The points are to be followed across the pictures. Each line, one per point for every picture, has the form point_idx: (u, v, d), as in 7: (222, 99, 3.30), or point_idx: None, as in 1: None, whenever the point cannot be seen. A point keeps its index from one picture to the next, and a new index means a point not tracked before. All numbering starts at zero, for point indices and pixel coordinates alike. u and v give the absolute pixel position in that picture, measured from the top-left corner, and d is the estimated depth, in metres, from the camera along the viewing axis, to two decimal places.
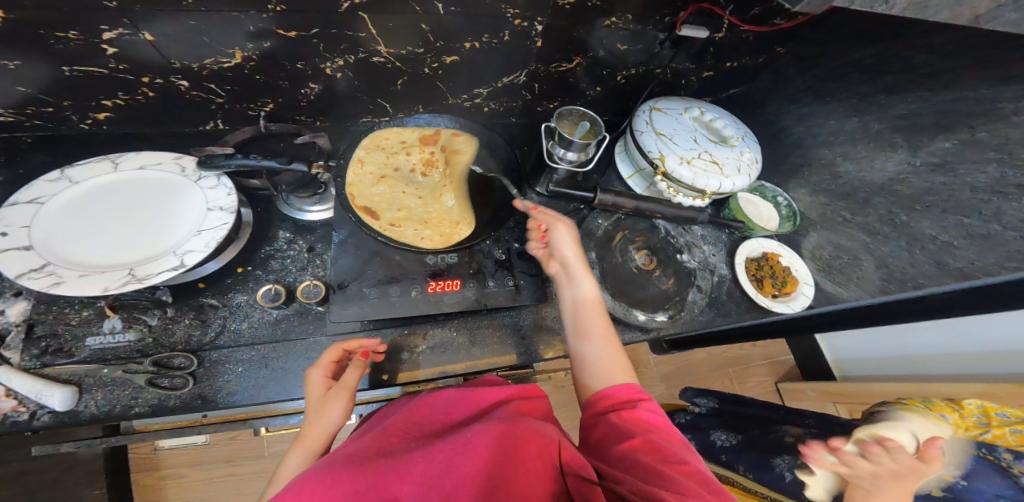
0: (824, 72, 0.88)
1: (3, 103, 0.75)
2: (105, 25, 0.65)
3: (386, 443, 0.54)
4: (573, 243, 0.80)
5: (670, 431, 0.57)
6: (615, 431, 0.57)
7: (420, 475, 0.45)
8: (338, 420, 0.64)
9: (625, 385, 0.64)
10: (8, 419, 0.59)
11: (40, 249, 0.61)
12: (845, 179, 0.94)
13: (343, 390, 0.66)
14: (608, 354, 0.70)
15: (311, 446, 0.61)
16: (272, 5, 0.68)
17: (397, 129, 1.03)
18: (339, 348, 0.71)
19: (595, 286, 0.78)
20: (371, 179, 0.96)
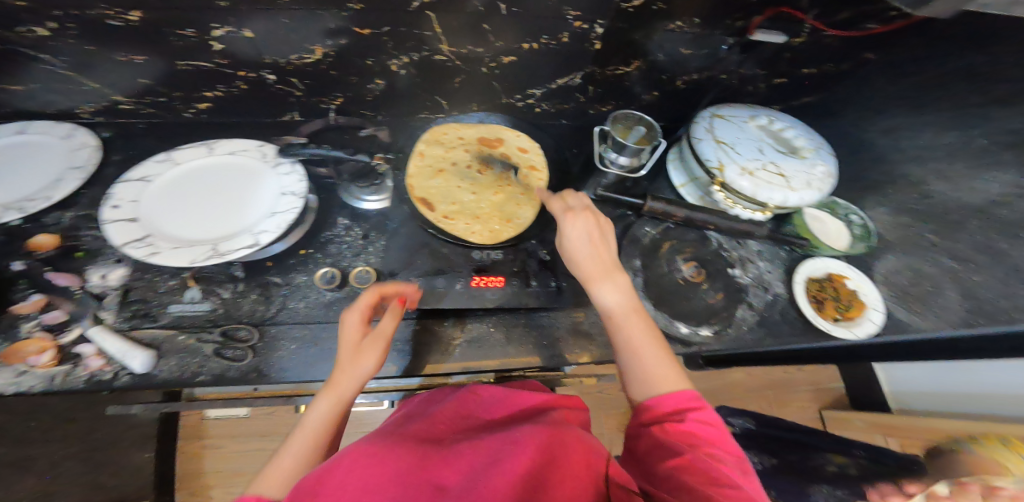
0: (920, 82, 0.83)
1: (124, 91, 0.85)
2: (215, 23, 0.72)
3: (432, 431, 0.56)
4: (594, 238, 0.70)
5: (720, 445, 0.54)
6: (661, 444, 0.55)
7: (468, 468, 0.47)
8: (368, 369, 0.64)
9: (672, 394, 0.60)
10: (94, 377, 0.66)
11: (144, 221, 0.69)
12: (935, 199, 0.88)
13: (380, 340, 0.66)
14: (654, 359, 0.65)
15: (341, 393, 0.63)
16: (351, 4, 0.72)
17: (456, 124, 1.03)
18: (375, 292, 0.68)
19: (624, 289, 0.68)
20: (428, 172, 0.95)
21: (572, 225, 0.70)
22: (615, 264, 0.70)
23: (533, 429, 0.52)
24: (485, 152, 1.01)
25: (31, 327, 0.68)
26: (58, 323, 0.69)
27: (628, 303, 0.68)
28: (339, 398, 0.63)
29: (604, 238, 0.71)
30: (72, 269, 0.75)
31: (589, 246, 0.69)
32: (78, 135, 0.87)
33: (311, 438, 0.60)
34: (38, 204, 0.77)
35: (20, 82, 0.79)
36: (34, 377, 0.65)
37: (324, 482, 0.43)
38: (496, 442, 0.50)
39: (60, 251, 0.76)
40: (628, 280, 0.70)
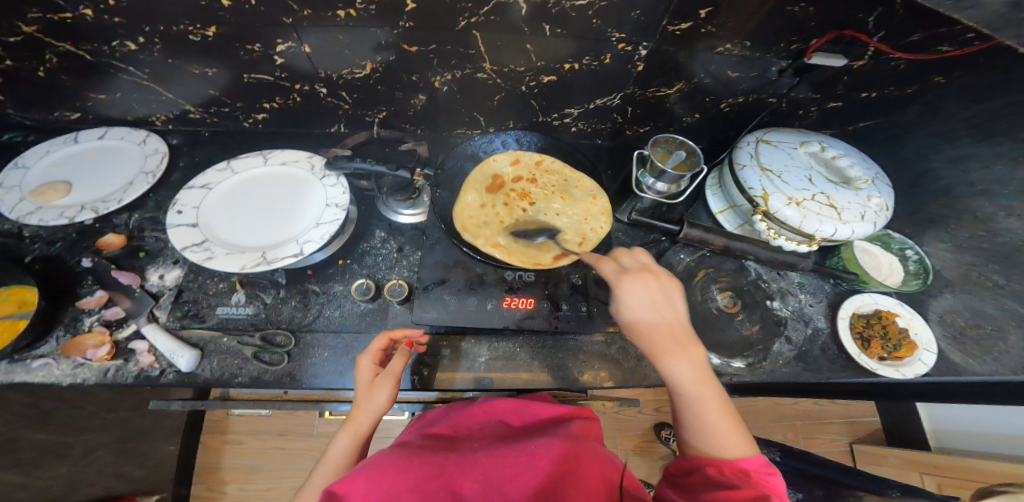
0: (994, 110, 0.77)
1: (194, 102, 0.91)
2: (280, 38, 0.76)
3: (448, 442, 0.56)
4: (658, 303, 0.61)
5: (781, 498, 0.49)
6: (717, 483, 0.50)
7: (482, 475, 0.46)
8: (382, 405, 0.65)
9: (742, 458, 0.52)
10: (144, 373, 0.70)
11: (203, 227, 0.73)
12: (1004, 238, 0.83)
13: (390, 378, 0.67)
14: (714, 423, 0.55)
15: (358, 429, 0.64)
16: (402, 22, 0.75)
17: (461, 191, 0.93)
18: (385, 337, 0.71)
19: (698, 357, 0.58)
20: (514, 237, 0.88)
21: (630, 289, 0.62)
22: (682, 330, 0.60)
23: (548, 439, 0.50)
24: (505, 191, 0.97)
25: (93, 321, 0.74)
26: (116, 319, 0.74)
27: (695, 367, 0.58)
28: (357, 434, 0.64)
29: (670, 301, 0.62)
30: (133, 268, 0.80)
31: (654, 311, 0.61)
32: (151, 141, 0.93)
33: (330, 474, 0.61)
34: (109, 206, 0.82)
35: (104, 91, 0.86)
36: (91, 369, 0.70)
37: (350, 491, 0.45)
38: (509, 451, 0.49)
39: (125, 250, 0.81)
40: (699, 348, 0.59)
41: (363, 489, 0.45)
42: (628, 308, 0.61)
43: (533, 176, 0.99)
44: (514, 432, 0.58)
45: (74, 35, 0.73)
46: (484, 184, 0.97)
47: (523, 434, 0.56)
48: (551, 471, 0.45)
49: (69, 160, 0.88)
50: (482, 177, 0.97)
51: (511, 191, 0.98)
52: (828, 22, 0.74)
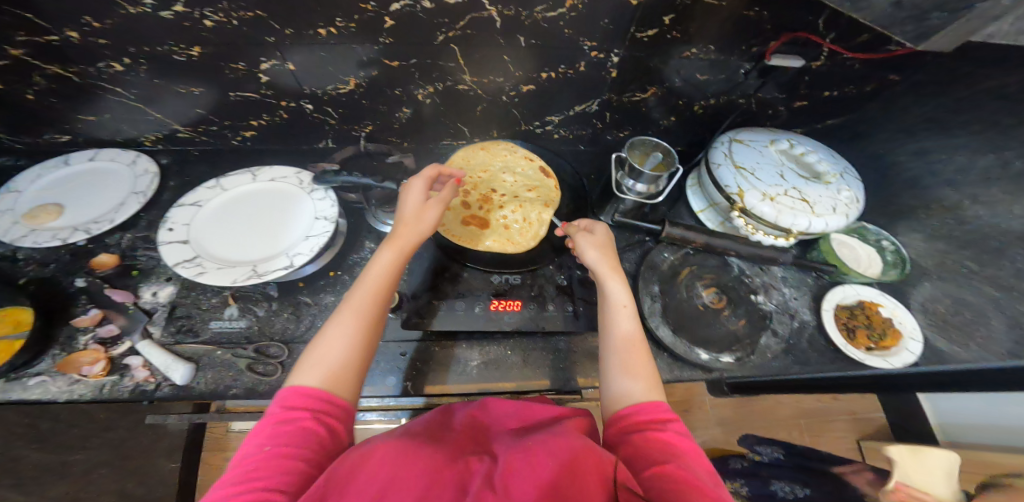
0: (950, 102, 0.81)
1: (182, 121, 0.93)
2: (264, 57, 0.79)
3: (456, 440, 0.54)
4: (604, 252, 0.76)
5: (697, 460, 0.52)
6: (637, 450, 0.53)
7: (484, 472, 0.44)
8: (425, 228, 0.74)
9: (651, 403, 0.59)
10: (139, 387, 0.71)
11: (193, 244, 0.75)
12: (973, 224, 0.85)
13: (439, 204, 0.77)
14: (637, 371, 0.64)
15: (402, 246, 0.71)
16: (382, 38, 0.78)
17: (488, 248, 0.88)
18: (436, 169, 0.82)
19: (625, 290, 0.73)
20: (538, 206, 0.94)
21: (587, 246, 0.77)
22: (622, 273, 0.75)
23: (550, 436, 0.48)
24: (478, 222, 0.93)
25: (88, 339, 0.75)
26: (111, 336, 0.75)
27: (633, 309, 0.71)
28: (399, 253, 0.71)
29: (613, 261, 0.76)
30: (127, 286, 0.81)
31: (602, 258, 0.75)
32: (142, 162, 0.95)
33: (368, 301, 0.65)
34: (101, 226, 0.84)
35: (93, 112, 0.88)
36: (86, 385, 0.71)
37: (356, 472, 0.42)
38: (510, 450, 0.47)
39: (117, 269, 0.82)
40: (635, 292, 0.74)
41: (371, 469, 0.43)
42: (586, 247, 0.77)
43: (465, 195, 0.96)
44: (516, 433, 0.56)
45: (61, 57, 0.76)
46: (475, 242, 0.88)
47: (524, 433, 0.55)
48: (554, 469, 0.41)
49: (60, 183, 0.89)
50: (464, 239, 0.88)
51: (474, 218, 0.93)
52: (785, 24, 0.78)
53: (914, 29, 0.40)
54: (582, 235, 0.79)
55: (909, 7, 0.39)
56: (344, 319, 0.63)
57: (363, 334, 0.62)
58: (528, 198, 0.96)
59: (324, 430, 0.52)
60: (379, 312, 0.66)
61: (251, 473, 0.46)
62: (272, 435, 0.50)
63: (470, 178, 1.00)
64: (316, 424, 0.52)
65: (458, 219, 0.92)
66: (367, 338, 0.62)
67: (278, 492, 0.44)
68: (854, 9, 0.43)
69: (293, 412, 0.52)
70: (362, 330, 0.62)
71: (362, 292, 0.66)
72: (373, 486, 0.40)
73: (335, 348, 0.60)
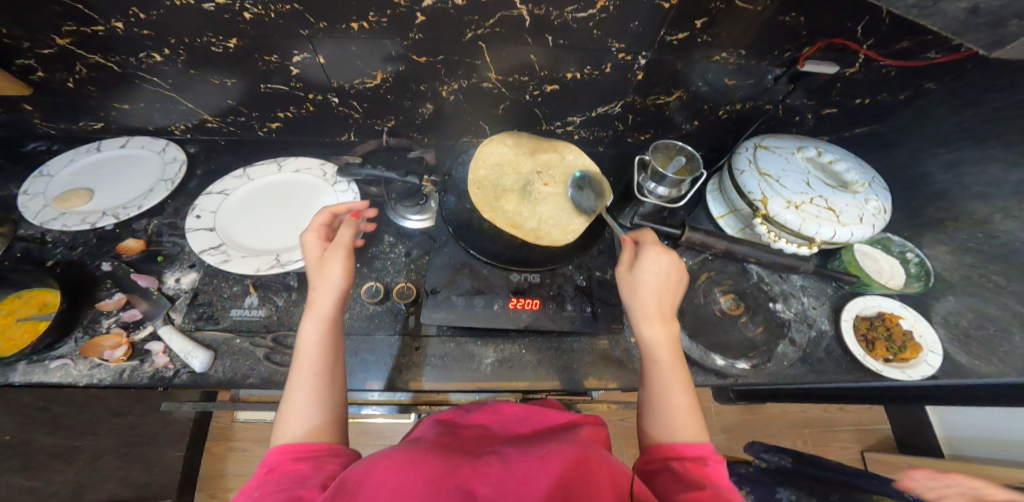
0: (986, 113, 0.80)
1: (212, 111, 0.94)
2: (296, 49, 0.80)
3: (463, 443, 0.50)
4: (665, 284, 0.69)
5: (735, 494, 0.49)
6: (687, 482, 0.50)
7: (494, 475, 0.41)
8: (338, 279, 0.65)
9: (696, 443, 0.56)
10: (158, 373, 0.72)
11: (219, 231, 0.76)
12: (1002, 239, 0.83)
13: (339, 250, 0.67)
14: (681, 412, 0.60)
15: (319, 310, 0.64)
16: (412, 34, 0.78)
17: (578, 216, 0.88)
18: (327, 213, 0.72)
19: (668, 335, 0.66)
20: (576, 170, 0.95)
21: (656, 260, 0.69)
22: (670, 310, 0.68)
23: (561, 444, 0.46)
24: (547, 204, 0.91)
25: (111, 322, 0.76)
26: (134, 320, 0.76)
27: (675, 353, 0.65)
28: (323, 317, 0.64)
29: (676, 286, 0.70)
30: (152, 271, 0.82)
31: (659, 291, 0.68)
32: (170, 150, 0.96)
33: (313, 369, 0.61)
34: (130, 212, 0.86)
35: (127, 101, 0.90)
36: (107, 369, 0.72)
37: (364, 480, 0.39)
38: (522, 455, 0.44)
39: (143, 255, 0.84)
40: (678, 330, 0.67)
41: (380, 476, 0.39)
42: (645, 267, 0.69)
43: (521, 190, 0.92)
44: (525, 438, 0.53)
45: (102, 46, 0.77)
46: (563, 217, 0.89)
47: (533, 439, 0.52)
48: (564, 474, 0.40)
49: (90, 168, 0.91)
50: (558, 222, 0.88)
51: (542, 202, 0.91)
52: (819, 30, 0.77)
53: (987, 36, 0.38)
54: (653, 255, 0.70)
55: (985, 13, 0.36)
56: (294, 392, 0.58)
57: (322, 387, 0.59)
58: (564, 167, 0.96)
59: (310, 467, 0.49)
60: (331, 374, 0.61)
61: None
62: (260, 483, 0.47)
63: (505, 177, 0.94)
64: (298, 467, 0.49)
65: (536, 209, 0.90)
66: (326, 401, 0.59)
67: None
68: (923, 15, 0.39)
69: (275, 466, 0.49)
70: (318, 392, 0.59)
71: (304, 363, 0.61)
72: (380, 496, 0.37)
73: (297, 421, 0.56)
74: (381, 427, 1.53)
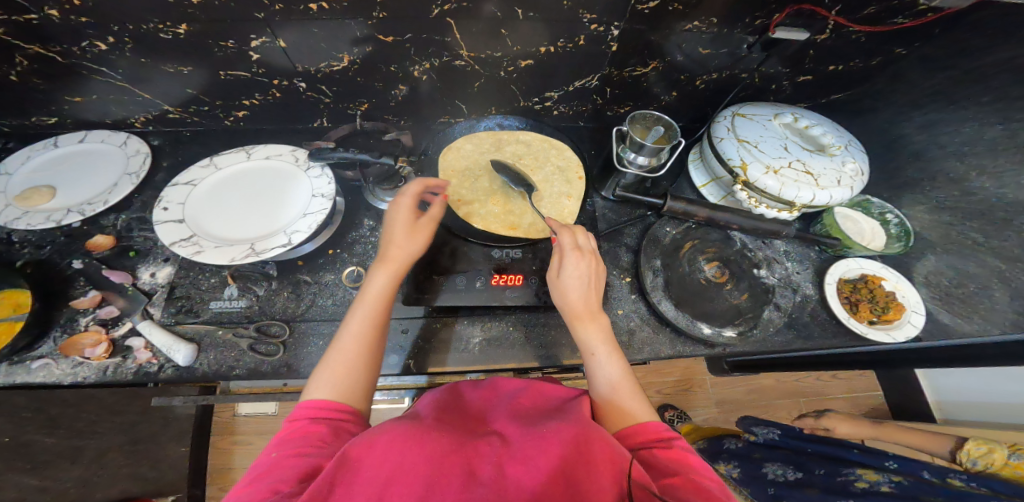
0: (958, 74, 0.79)
1: (173, 102, 0.91)
2: (253, 34, 0.77)
3: (467, 421, 0.48)
4: (593, 284, 0.70)
5: (707, 474, 0.47)
6: (655, 468, 0.47)
7: (497, 458, 0.39)
8: (416, 247, 0.70)
9: (650, 424, 0.54)
10: (142, 369, 0.71)
11: (189, 222, 0.74)
12: (979, 196, 0.85)
13: (430, 223, 0.73)
14: (625, 396, 0.59)
15: (393, 267, 0.68)
16: (376, 13, 0.75)
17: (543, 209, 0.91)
18: (422, 183, 0.77)
19: (604, 334, 0.67)
20: (542, 164, 1.00)
21: (576, 264, 0.70)
22: (598, 305, 0.70)
23: (562, 424, 0.43)
24: (513, 199, 0.93)
25: (89, 320, 0.75)
26: (111, 317, 0.75)
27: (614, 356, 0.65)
28: (394, 277, 0.68)
29: (600, 286, 0.71)
30: (125, 267, 0.81)
31: (587, 288, 0.69)
32: (133, 142, 0.93)
33: (369, 326, 0.63)
34: (96, 208, 0.82)
35: (79, 93, 0.86)
36: (90, 368, 0.71)
37: (363, 458, 0.37)
38: (522, 435, 0.42)
39: (114, 250, 0.82)
40: (609, 321, 0.69)
41: (378, 456, 0.37)
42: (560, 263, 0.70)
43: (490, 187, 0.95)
44: (528, 409, 0.51)
45: (44, 37, 0.74)
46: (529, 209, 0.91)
47: (536, 412, 0.49)
48: (564, 457, 0.38)
49: (52, 165, 0.88)
50: (525, 213, 0.91)
51: (510, 196, 0.94)
52: None
53: None
54: (572, 253, 0.71)
55: None
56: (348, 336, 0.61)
57: (368, 345, 0.61)
58: (532, 162, 1.00)
59: (327, 433, 0.49)
60: (379, 337, 0.63)
61: (261, 470, 0.43)
62: (278, 442, 0.47)
63: (475, 174, 0.95)
64: (319, 429, 0.49)
65: (507, 206, 0.92)
66: (371, 357, 0.61)
67: (284, 480, 0.40)
68: None
69: (295, 424, 0.50)
70: (368, 348, 0.61)
71: (356, 317, 0.64)
72: (381, 471, 0.36)
73: (338, 373, 0.57)
74: (381, 413, 1.54)
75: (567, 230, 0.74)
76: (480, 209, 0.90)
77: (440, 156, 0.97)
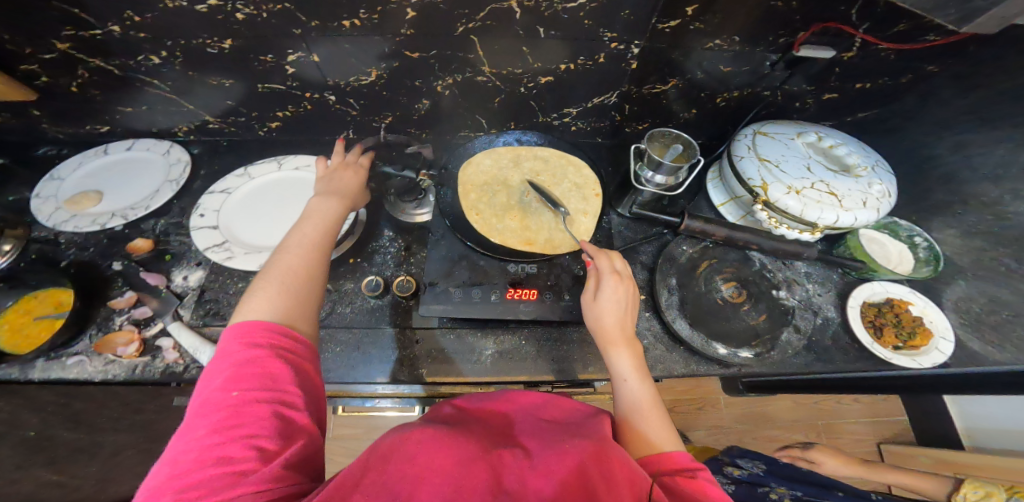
0: (990, 96, 0.77)
1: (212, 113, 0.96)
2: (290, 49, 0.81)
3: (486, 431, 0.47)
4: (628, 307, 0.71)
5: None
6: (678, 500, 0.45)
7: (521, 469, 0.38)
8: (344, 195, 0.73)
9: (677, 454, 0.53)
10: (169, 369, 0.75)
11: (222, 229, 0.78)
12: (1013, 221, 0.81)
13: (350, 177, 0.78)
14: (650, 421, 0.58)
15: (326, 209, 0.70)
16: (404, 30, 0.79)
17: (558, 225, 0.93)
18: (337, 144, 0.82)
19: (636, 360, 0.67)
20: (559, 180, 1.01)
21: (612, 287, 0.71)
22: (633, 333, 0.70)
23: (585, 442, 0.42)
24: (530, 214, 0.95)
25: (123, 320, 0.79)
26: (144, 318, 0.79)
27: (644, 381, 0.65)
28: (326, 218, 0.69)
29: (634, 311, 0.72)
30: (160, 270, 0.85)
31: (622, 311, 0.70)
32: (175, 151, 0.99)
33: (303, 256, 0.62)
34: (138, 213, 0.88)
35: (131, 103, 0.92)
36: (120, 366, 0.75)
37: (393, 453, 0.36)
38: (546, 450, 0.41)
39: (151, 254, 0.86)
40: (642, 349, 0.69)
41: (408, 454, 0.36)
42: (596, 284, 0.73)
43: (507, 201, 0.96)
44: (546, 425, 0.50)
45: (103, 51, 0.79)
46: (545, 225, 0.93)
47: (556, 429, 0.48)
48: (590, 476, 0.37)
49: (99, 171, 0.94)
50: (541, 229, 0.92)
51: (527, 212, 0.95)
52: (812, 14, 0.76)
53: None
54: (609, 276, 0.72)
55: None
56: (295, 249, 0.62)
57: (304, 270, 0.60)
58: (550, 178, 1.01)
59: (291, 372, 0.46)
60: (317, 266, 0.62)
61: (221, 419, 0.40)
62: (229, 381, 0.43)
63: (493, 189, 0.97)
64: (281, 369, 0.46)
65: (525, 222, 0.93)
66: (309, 280, 0.59)
67: (260, 436, 0.39)
68: None
69: (241, 360, 0.45)
70: (304, 272, 0.60)
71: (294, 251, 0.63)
72: (410, 471, 0.35)
73: (275, 295, 0.55)
74: (390, 421, 1.54)
75: (604, 254, 0.76)
76: (497, 222, 0.92)
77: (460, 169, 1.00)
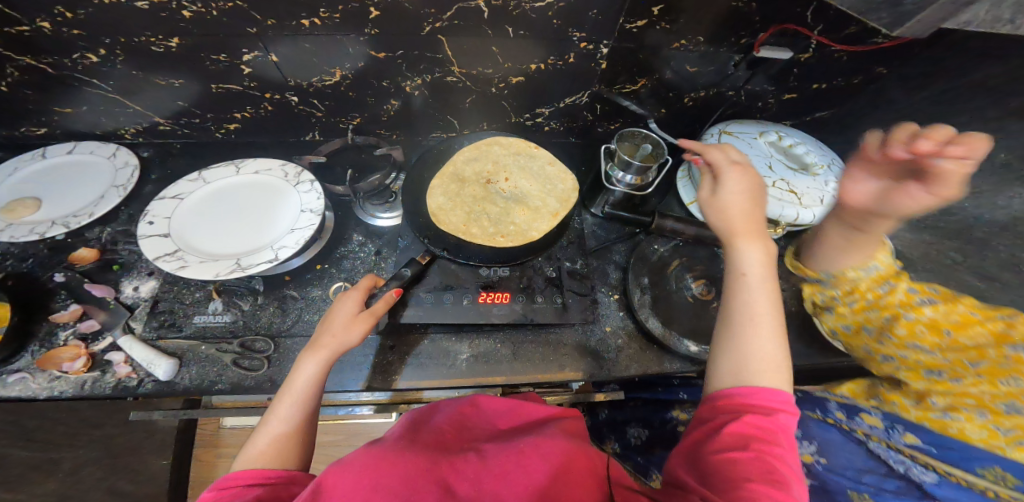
0: (935, 95, 0.82)
1: (163, 114, 0.91)
2: (246, 48, 0.78)
3: (441, 437, 0.47)
4: (755, 198, 0.66)
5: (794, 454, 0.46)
6: (735, 436, 0.46)
7: (473, 473, 0.38)
8: (349, 339, 0.64)
9: (769, 389, 0.50)
10: (121, 383, 0.70)
11: (175, 237, 0.74)
12: None
13: (370, 316, 0.67)
14: (764, 341, 0.54)
15: (322, 352, 0.62)
16: (368, 29, 0.77)
17: (534, 218, 0.89)
18: (372, 279, 0.74)
19: (765, 256, 0.61)
20: (534, 173, 0.98)
21: (737, 178, 0.68)
22: (762, 228, 0.64)
23: (539, 438, 0.43)
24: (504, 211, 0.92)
25: (68, 335, 0.73)
26: (92, 331, 0.74)
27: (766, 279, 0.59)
28: (324, 360, 0.62)
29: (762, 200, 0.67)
30: (109, 281, 0.80)
31: (749, 202, 0.66)
32: (122, 154, 0.93)
33: (297, 408, 0.58)
34: (81, 221, 0.81)
35: (70, 104, 0.86)
36: (67, 382, 0.69)
37: (335, 486, 0.36)
38: (497, 450, 0.42)
39: (98, 264, 0.81)
40: (775, 247, 0.62)
41: (351, 482, 0.36)
42: (945, 175, 0.60)
43: (483, 197, 0.93)
44: (505, 432, 0.50)
45: (35, 47, 0.74)
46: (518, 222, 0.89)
47: (515, 434, 0.49)
48: (544, 470, 0.38)
49: (37, 176, 0.87)
50: (515, 224, 0.89)
51: (501, 208, 0.92)
52: (773, 16, 0.78)
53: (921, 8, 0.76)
54: (733, 170, 0.69)
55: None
56: (285, 402, 0.58)
57: (290, 429, 0.56)
58: (523, 174, 0.98)
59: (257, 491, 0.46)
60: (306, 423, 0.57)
61: None
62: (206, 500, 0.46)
63: (466, 187, 0.94)
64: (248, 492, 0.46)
65: (496, 220, 0.90)
66: (295, 444, 0.55)
67: None
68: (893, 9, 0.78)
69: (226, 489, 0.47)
70: (289, 429, 0.56)
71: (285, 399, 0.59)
72: (357, 494, 0.35)
73: (261, 443, 0.54)
74: (370, 428, 1.50)
75: (715, 148, 0.73)
76: (464, 222, 0.88)
77: (431, 170, 0.98)
